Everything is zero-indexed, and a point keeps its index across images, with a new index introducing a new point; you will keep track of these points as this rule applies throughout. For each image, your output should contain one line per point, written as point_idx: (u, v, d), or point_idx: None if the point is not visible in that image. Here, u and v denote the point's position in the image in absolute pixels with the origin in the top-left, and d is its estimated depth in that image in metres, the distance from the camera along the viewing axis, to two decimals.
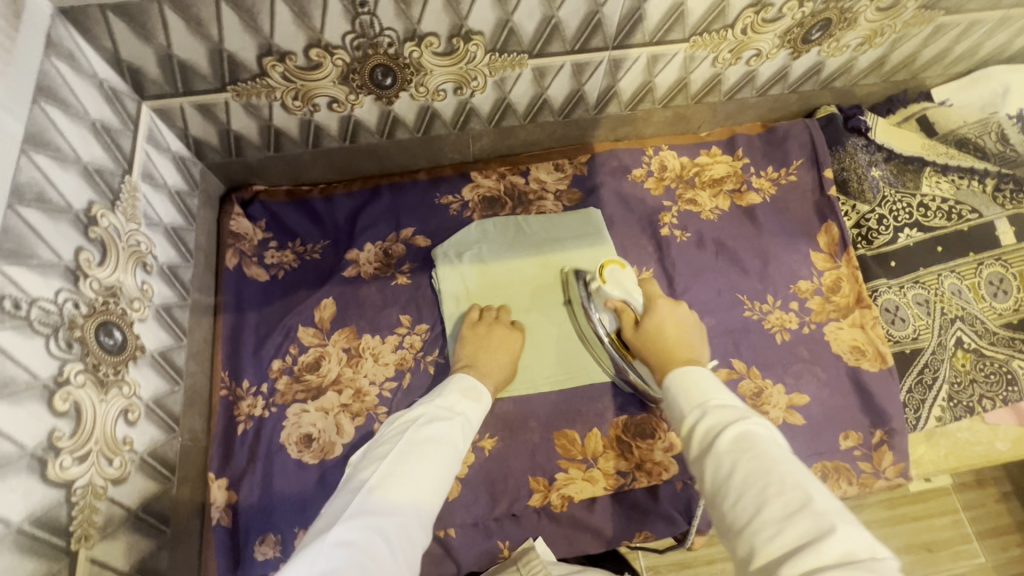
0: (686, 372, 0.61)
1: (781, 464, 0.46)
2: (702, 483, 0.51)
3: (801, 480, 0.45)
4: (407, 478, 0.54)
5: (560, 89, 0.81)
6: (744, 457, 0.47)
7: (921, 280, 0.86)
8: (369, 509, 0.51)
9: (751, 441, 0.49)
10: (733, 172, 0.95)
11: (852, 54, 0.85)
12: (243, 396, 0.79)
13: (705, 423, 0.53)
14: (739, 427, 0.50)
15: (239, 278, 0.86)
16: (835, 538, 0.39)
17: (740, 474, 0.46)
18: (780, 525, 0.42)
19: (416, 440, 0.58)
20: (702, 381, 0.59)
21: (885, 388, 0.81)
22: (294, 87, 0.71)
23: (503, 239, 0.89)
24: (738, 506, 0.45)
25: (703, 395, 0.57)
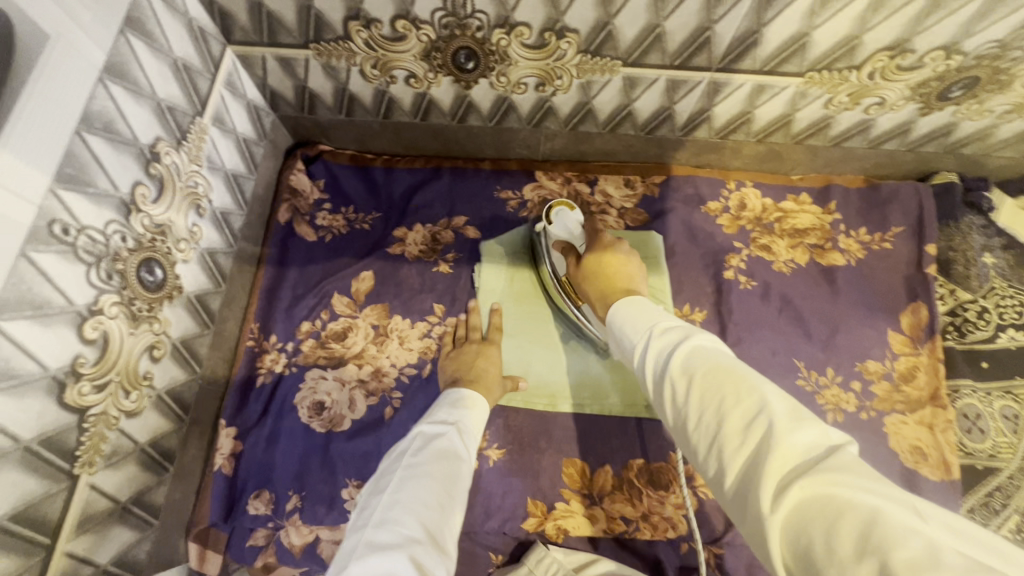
0: (630, 305, 0.56)
1: (733, 368, 0.41)
2: (663, 413, 0.45)
3: (752, 385, 0.39)
4: (415, 496, 0.51)
5: (648, 103, 0.75)
6: (696, 375, 0.42)
7: (1015, 391, 0.75)
8: (384, 541, 0.46)
9: (701, 358, 0.43)
10: (819, 226, 0.86)
11: (995, 121, 0.74)
12: (268, 349, 0.80)
13: (653, 354, 0.48)
14: (687, 349, 0.45)
15: (288, 233, 0.86)
16: (794, 442, 0.34)
17: (697, 398, 0.41)
18: (741, 439, 0.37)
19: (419, 461, 0.56)
20: (644, 312, 0.54)
21: (941, 501, 0.72)
22: (375, 55, 0.69)
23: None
24: (697, 427, 0.40)
25: (646, 326, 0.51)
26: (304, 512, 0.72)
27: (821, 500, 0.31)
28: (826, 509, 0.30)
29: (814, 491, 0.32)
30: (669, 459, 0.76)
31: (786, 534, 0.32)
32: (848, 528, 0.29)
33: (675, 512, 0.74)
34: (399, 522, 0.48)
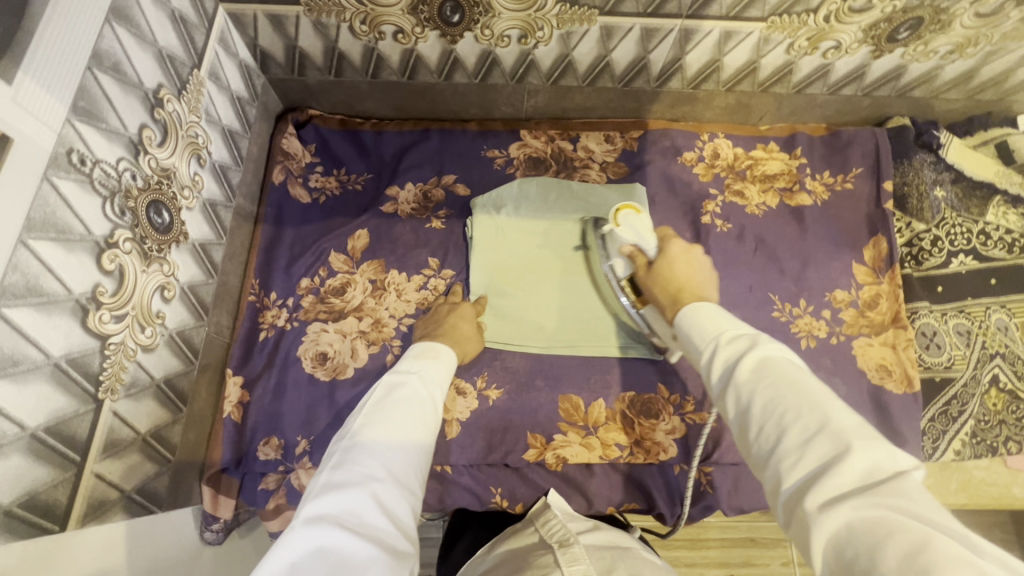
0: (696, 307, 0.58)
1: (800, 384, 0.43)
2: (724, 415, 0.48)
3: (813, 400, 0.41)
4: (375, 437, 0.52)
5: (625, 53, 0.80)
6: (761, 387, 0.44)
7: (966, 310, 0.82)
8: (338, 481, 0.47)
9: (767, 368, 0.45)
10: (787, 171, 0.92)
11: (939, 61, 0.81)
12: (269, 305, 0.82)
13: (716, 355, 0.50)
14: (752, 356, 0.47)
15: (283, 194, 0.88)
16: (851, 464, 0.36)
17: (759, 403, 0.44)
18: (798, 452, 0.39)
19: (379, 407, 0.56)
20: (709, 316, 0.56)
21: (906, 411, 0.79)
22: (365, 10, 0.72)
23: (544, 200, 0.89)
24: (756, 438, 0.43)
25: (715, 329, 0.54)
26: (313, 455, 0.75)
27: (876, 521, 0.33)
28: (876, 533, 0.32)
29: (866, 514, 0.34)
30: (658, 390, 0.81)
31: (835, 548, 0.34)
32: (897, 551, 0.31)
33: (665, 437, 0.78)
34: (355, 463, 0.49)
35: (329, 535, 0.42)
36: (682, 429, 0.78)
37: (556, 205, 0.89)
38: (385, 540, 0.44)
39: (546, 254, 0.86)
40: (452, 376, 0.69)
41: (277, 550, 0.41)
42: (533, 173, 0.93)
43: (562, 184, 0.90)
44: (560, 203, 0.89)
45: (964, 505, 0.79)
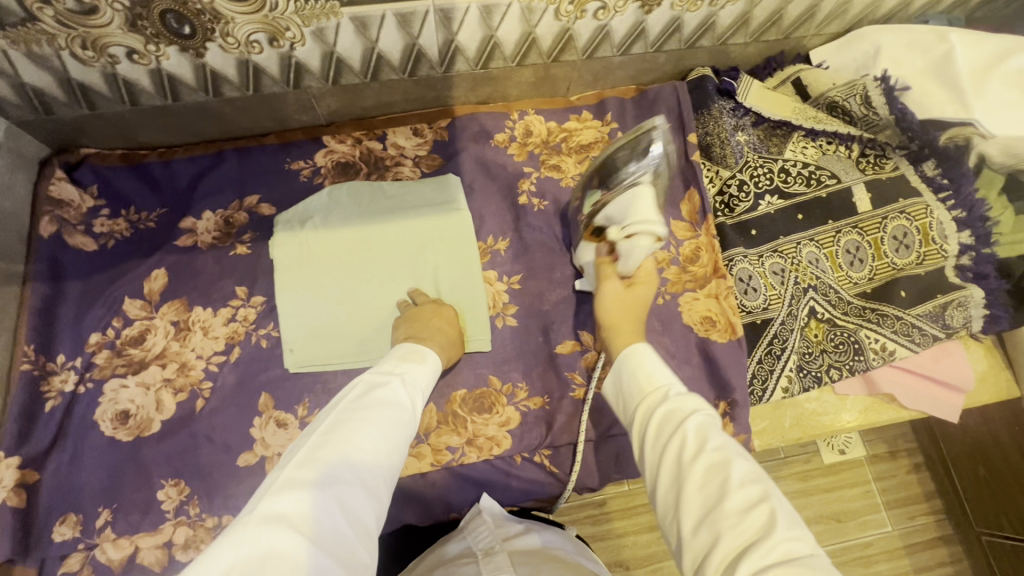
0: (639, 356, 0.62)
1: (732, 455, 0.48)
2: (657, 469, 0.52)
3: (748, 475, 0.46)
4: (354, 443, 0.49)
5: (392, 42, 0.76)
6: (703, 445, 0.49)
7: (779, 249, 0.83)
8: (306, 477, 0.45)
9: (711, 434, 0.50)
10: (601, 138, 0.91)
11: (710, 9, 0.81)
12: (55, 371, 0.74)
13: (666, 406, 0.55)
14: (700, 416, 0.52)
15: (58, 246, 0.80)
16: (778, 539, 0.41)
17: (700, 463, 0.48)
18: (734, 517, 0.44)
19: (361, 405, 0.53)
20: (651, 367, 0.60)
21: (731, 358, 0.79)
22: (77, 33, 0.65)
23: (353, 205, 0.85)
24: (691, 504, 0.47)
25: (657, 383, 0.58)
26: (117, 524, 0.69)
27: None
28: None
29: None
30: (491, 382, 0.79)
31: None
32: None
33: (498, 430, 0.76)
34: (332, 470, 0.47)
35: (286, 534, 0.41)
36: (517, 419, 0.76)
37: (366, 209, 0.84)
38: (343, 547, 0.43)
39: (360, 262, 0.82)
40: (436, 380, 0.66)
41: (224, 544, 0.40)
42: (341, 178, 0.88)
43: (374, 186, 0.86)
44: (368, 206, 0.85)
45: (800, 439, 0.80)
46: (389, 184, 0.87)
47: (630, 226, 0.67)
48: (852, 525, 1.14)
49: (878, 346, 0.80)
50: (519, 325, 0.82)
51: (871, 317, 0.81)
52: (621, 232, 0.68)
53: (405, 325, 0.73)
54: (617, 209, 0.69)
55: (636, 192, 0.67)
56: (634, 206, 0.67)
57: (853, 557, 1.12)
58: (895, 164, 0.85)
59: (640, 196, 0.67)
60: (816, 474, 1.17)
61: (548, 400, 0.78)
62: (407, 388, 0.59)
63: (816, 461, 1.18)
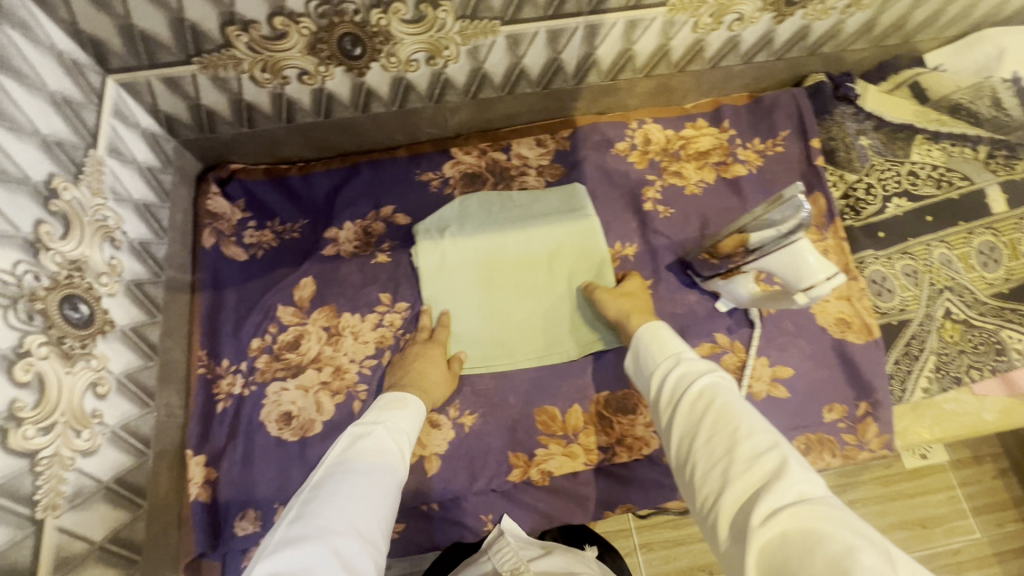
0: (654, 328, 0.63)
1: (736, 409, 0.48)
2: (667, 428, 0.52)
3: (755, 422, 0.46)
4: (337, 495, 0.50)
5: (536, 58, 0.79)
6: (709, 399, 0.49)
7: (910, 251, 0.84)
8: (297, 536, 0.46)
9: (718, 390, 0.50)
10: (719, 145, 0.92)
11: (839, 17, 0.83)
12: (222, 374, 0.78)
13: (675, 370, 0.55)
14: (707, 374, 0.52)
15: (217, 257, 0.84)
16: (790, 482, 0.40)
17: (710, 416, 0.48)
18: (746, 463, 0.43)
19: (342, 462, 0.54)
20: (664, 338, 0.61)
21: (870, 359, 0.80)
22: (262, 58, 0.70)
23: (484, 215, 0.87)
24: (701, 455, 0.47)
25: (670, 350, 0.59)
26: None
27: (805, 532, 0.37)
28: (807, 540, 0.36)
29: (802, 524, 0.37)
30: (631, 384, 0.80)
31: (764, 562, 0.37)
32: (824, 553, 0.35)
33: (646, 430, 0.77)
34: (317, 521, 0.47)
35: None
36: None
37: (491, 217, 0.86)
38: None
39: (496, 270, 0.84)
40: (418, 427, 0.65)
41: None
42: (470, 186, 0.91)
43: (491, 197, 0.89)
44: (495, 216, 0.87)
45: (941, 440, 0.80)
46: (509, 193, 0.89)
47: (808, 287, 0.63)
48: (940, 531, 1.07)
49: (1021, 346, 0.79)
50: None
51: (1010, 317, 0.81)
52: (803, 295, 0.64)
53: (393, 373, 0.76)
54: (778, 265, 0.65)
55: (800, 253, 0.62)
56: (803, 275, 0.63)
57: (942, 565, 1.04)
58: None
59: (807, 259, 0.62)
60: (899, 478, 1.09)
61: None
62: (390, 434, 0.60)
63: (898, 465, 1.10)
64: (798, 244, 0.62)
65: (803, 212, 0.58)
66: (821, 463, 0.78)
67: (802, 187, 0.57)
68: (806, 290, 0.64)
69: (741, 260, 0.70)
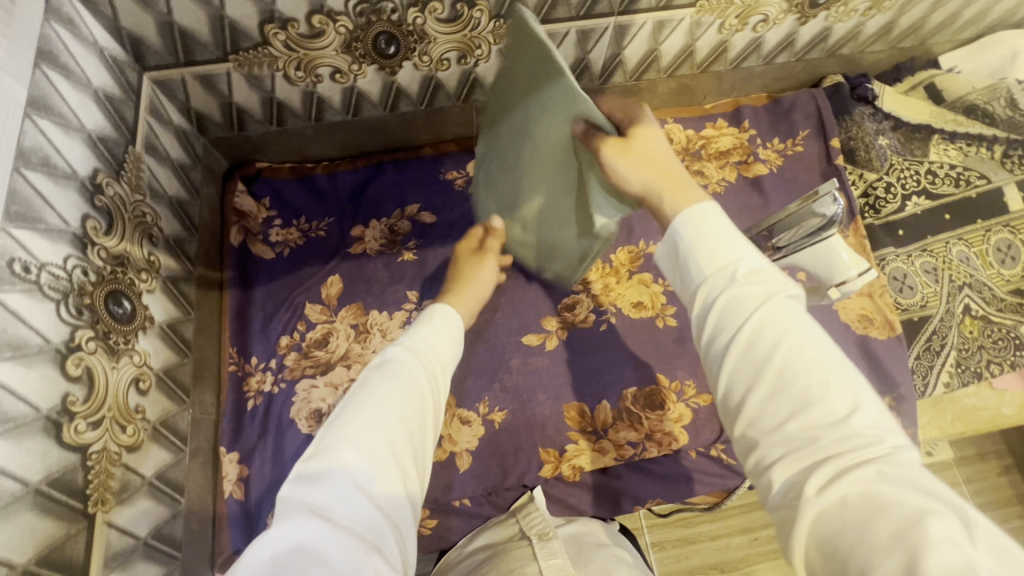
0: (699, 218, 0.43)
1: (800, 347, 0.36)
2: (708, 350, 0.40)
3: (824, 365, 0.35)
4: (359, 414, 0.44)
5: (565, 57, 0.80)
6: (769, 336, 0.37)
7: (929, 248, 0.86)
8: (310, 474, 0.41)
9: (781, 316, 0.37)
10: (739, 144, 0.93)
11: (860, 19, 0.85)
12: (252, 371, 0.78)
13: (732, 286, 0.39)
14: (769, 297, 0.38)
15: (245, 255, 0.85)
16: (863, 441, 0.32)
17: (772, 355, 0.36)
18: (813, 418, 0.33)
19: (362, 389, 0.48)
20: (717, 228, 0.42)
21: (893, 355, 0.81)
22: (297, 56, 0.70)
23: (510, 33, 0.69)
24: (758, 399, 0.36)
25: (731, 257, 0.41)
26: None
27: (866, 497, 0.30)
28: (870, 505, 0.30)
29: (864, 491, 0.30)
30: (658, 380, 0.80)
31: (815, 529, 0.31)
32: (888, 523, 0.28)
33: (675, 426, 0.77)
34: (341, 451, 0.41)
35: (311, 532, 0.37)
36: (689, 415, 0.78)
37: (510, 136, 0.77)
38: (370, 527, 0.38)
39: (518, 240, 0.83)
40: (456, 340, 0.60)
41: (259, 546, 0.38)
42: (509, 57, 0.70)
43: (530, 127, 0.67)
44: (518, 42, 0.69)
45: (962, 434, 0.81)
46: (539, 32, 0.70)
47: (842, 282, 0.65)
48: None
49: None
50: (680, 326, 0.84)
51: None
52: (836, 290, 0.66)
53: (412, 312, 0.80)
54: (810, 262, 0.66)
55: (833, 250, 0.64)
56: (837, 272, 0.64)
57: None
58: None
59: (841, 256, 0.64)
60: None
61: None
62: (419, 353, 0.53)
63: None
64: (830, 242, 0.64)
65: (837, 206, 0.60)
66: None
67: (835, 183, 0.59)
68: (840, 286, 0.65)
69: (769, 258, 0.70)
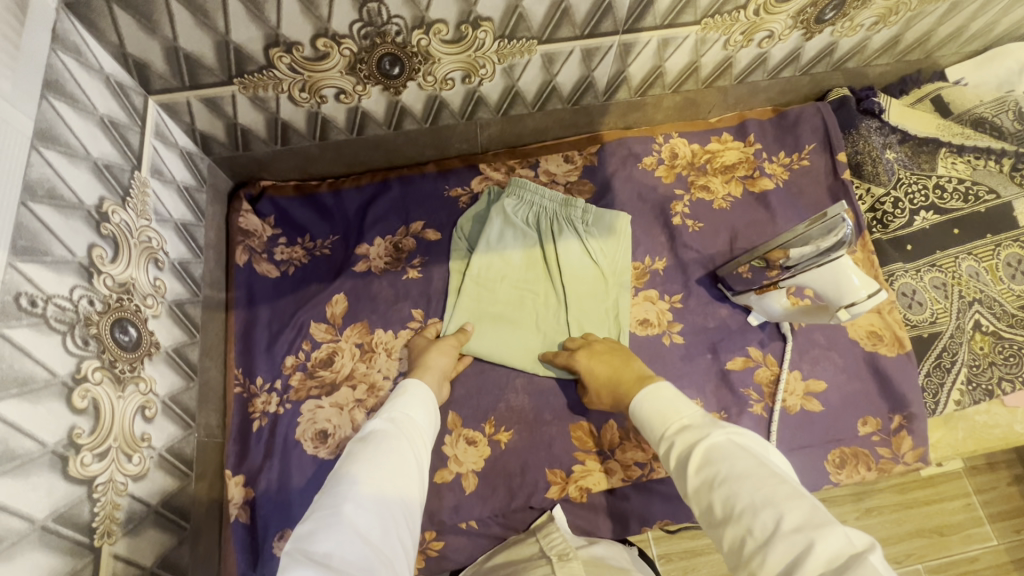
0: (657, 391, 0.58)
1: (747, 465, 0.46)
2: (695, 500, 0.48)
3: (772, 489, 0.43)
4: (371, 474, 0.50)
5: (569, 75, 0.80)
6: (722, 476, 0.46)
7: (938, 264, 0.85)
8: (315, 526, 0.44)
9: (728, 455, 0.47)
10: (745, 159, 0.93)
11: (866, 34, 0.84)
12: (257, 392, 0.78)
13: (679, 447, 0.51)
14: (712, 442, 0.49)
15: (250, 274, 0.84)
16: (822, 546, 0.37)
17: (732, 494, 0.44)
18: (769, 536, 0.40)
19: (363, 450, 0.53)
20: (674, 400, 0.57)
21: (903, 372, 0.80)
22: (302, 78, 0.70)
23: (526, 229, 0.85)
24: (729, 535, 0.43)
25: (679, 419, 0.54)
26: None
27: None
28: None
29: None
30: None
31: None
32: None
33: None
34: (343, 502, 0.47)
35: None
36: None
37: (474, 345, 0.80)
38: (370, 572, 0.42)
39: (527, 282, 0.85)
40: (435, 410, 0.64)
41: None
42: (512, 234, 0.85)
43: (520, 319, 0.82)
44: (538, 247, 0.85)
45: (975, 453, 0.80)
46: (557, 203, 0.86)
47: (851, 303, 0.64)
48: (956, 539, 1.02)
49: None
50: (686, 343, 0.83)
51: None
52: (845, 311, 0.65)
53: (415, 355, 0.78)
54: (820, 282, 0.65)
55: (844, 272, 0.63)
56: (845, 294, 0.64)
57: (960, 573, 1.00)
58: None
59: (851, 280, 0.63)
60: (915, 486, 1.05)
61: (725, 416, 0.79)
62: (403, 423, 0.58)
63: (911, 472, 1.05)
64: (841, 263, 0.63)
65: (843, 229, 0.59)
66: (856, 477, 0.78)
67: (845, 206, 0.57)
68: (848, 307, 0.64)
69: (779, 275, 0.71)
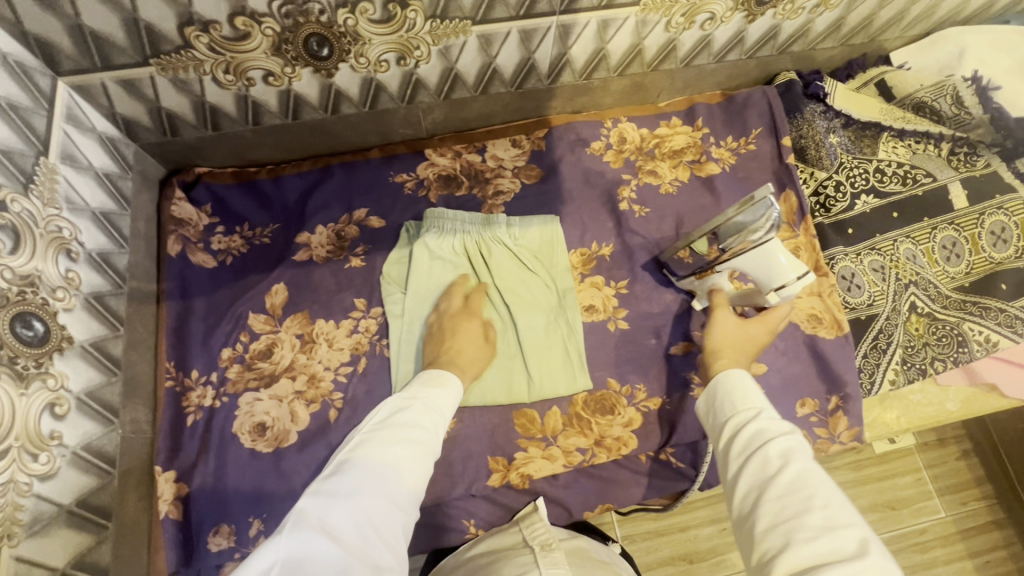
0: (739, 375, 0.63)
1: (816, 472, 0.49)
2: (744, 480, 0.52)
3: (840, 501, 0.46)
4: (387, 467, 0.53)
5: (510, 57, 0.78)
6: (789, 468, 0.50)
7: (878, 247, 0.86)
8: (326, 492, 0.49)
9: (798, 456, 0.51)
10: (693, 143, 0.92)
11: (808, 16, 0.84)
12: (192, 386, 0.76)
13: (754, 428, 0.56)
14: (788, 439, 0.53)
15: (183, 264, 0.81)
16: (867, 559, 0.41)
17: (793, 485, 0.48)
18: (817, 531, 0.44)
19: (382, 430, 0.57)
20: (745, 389, 0.61)
21: (841, 354, 0.82)
22: (224, 59, 0.67)
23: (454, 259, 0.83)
24: (768, 515, 0.48)
25: (754, 406, 0.59)
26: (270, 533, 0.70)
27: None
28: None
29: None
30: (610, 385, 0.80)
31: None
32: None
33: (623, 430, 0.78)
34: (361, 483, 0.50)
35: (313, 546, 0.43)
36: (640, 419, 0.78)
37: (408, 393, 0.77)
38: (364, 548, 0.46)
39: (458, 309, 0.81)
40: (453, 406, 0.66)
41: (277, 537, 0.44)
42: (441, 267, 0.82)
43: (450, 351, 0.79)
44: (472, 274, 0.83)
45: (908, 431, 0.82)
46: (479, 225, 0.83)
47: (780, 286, 0.65)
48: (907, 512, 1.05)
49: (982, 337, 0.81)
50: (631, 329, 0.83)
51: (972, 310, 0.83)
52: (774, 294, 0.66)
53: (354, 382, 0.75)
54: (750, 264, 0.66)
55: (774, 254, 0.63)
56: (776, 275, 0.64)
57: (909, 544, 1.03)
58: (987, 160, 0.89)
59: (779, 260, 0.63)
60: (869, 463, 1.07)
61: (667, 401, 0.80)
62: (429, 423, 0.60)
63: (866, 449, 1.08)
64: (770, 245, 0.63)
65: (773, 211, 0.59)
66: None
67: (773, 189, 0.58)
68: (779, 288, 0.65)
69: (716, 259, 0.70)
